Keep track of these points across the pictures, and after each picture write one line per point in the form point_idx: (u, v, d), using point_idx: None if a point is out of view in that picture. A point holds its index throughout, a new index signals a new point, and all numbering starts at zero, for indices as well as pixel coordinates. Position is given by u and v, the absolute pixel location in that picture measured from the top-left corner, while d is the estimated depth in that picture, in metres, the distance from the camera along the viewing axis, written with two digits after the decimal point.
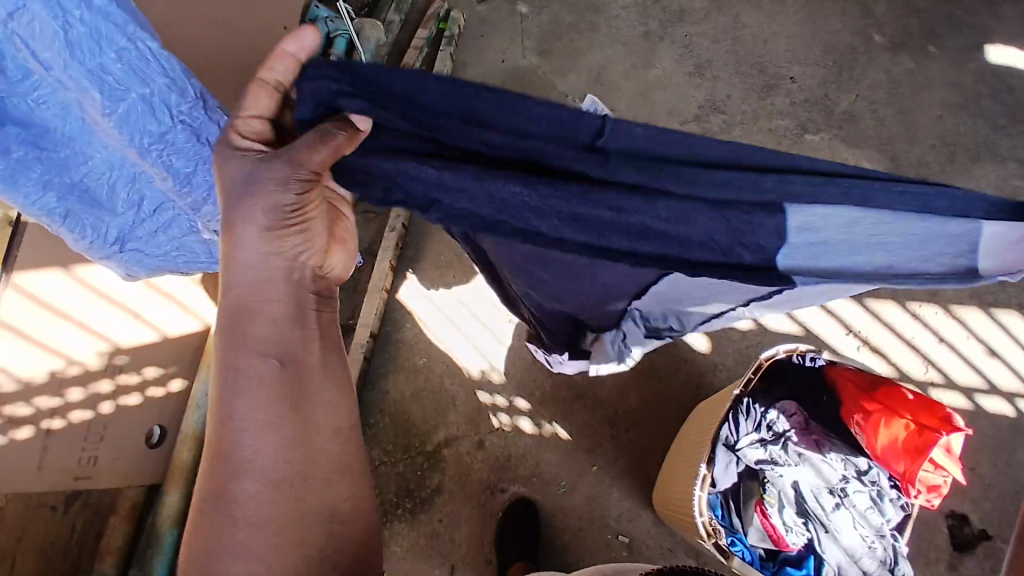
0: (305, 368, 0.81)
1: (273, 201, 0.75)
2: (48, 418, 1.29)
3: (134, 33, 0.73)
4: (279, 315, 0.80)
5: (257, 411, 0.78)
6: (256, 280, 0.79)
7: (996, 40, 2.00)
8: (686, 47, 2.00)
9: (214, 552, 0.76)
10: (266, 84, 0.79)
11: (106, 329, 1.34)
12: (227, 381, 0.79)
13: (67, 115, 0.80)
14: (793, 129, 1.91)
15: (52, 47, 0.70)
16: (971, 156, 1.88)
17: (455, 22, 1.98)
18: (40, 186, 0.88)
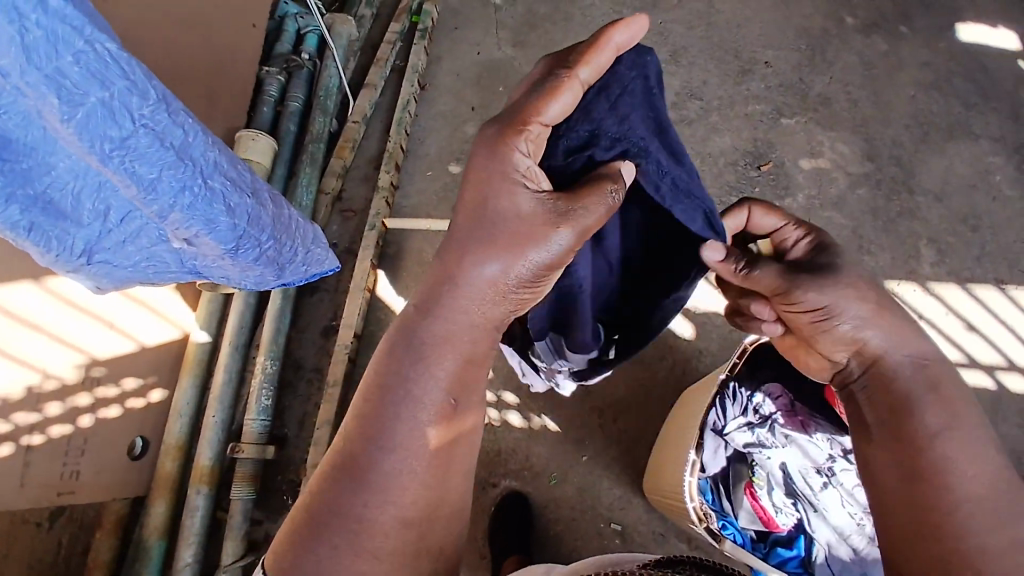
0: (466, 408, 0.75)
1: (527, 261, 0.70)
2: (27, 433, 1.24)
3: (91, 36, 0.73)
4: (466, 350, 0.73)
5: (416, 449, 0.71)
6: (454, 316, 0.72)
7: (965, 19, 2.04)
8: (661, 34, 2.00)
9: (318, 563, 0.70)
10: (572, 90, 0.67)
11: (82, 342, 1.30)
12: (388, 403, 0.72)
13: (28, 124, 0.78)
14: (769, 113, 1.91)
15: (7, 52, 0.68)
16: (944, 135, 1.90)
17: (428, 15, 1.97)
18: (2, 199, 0.84)
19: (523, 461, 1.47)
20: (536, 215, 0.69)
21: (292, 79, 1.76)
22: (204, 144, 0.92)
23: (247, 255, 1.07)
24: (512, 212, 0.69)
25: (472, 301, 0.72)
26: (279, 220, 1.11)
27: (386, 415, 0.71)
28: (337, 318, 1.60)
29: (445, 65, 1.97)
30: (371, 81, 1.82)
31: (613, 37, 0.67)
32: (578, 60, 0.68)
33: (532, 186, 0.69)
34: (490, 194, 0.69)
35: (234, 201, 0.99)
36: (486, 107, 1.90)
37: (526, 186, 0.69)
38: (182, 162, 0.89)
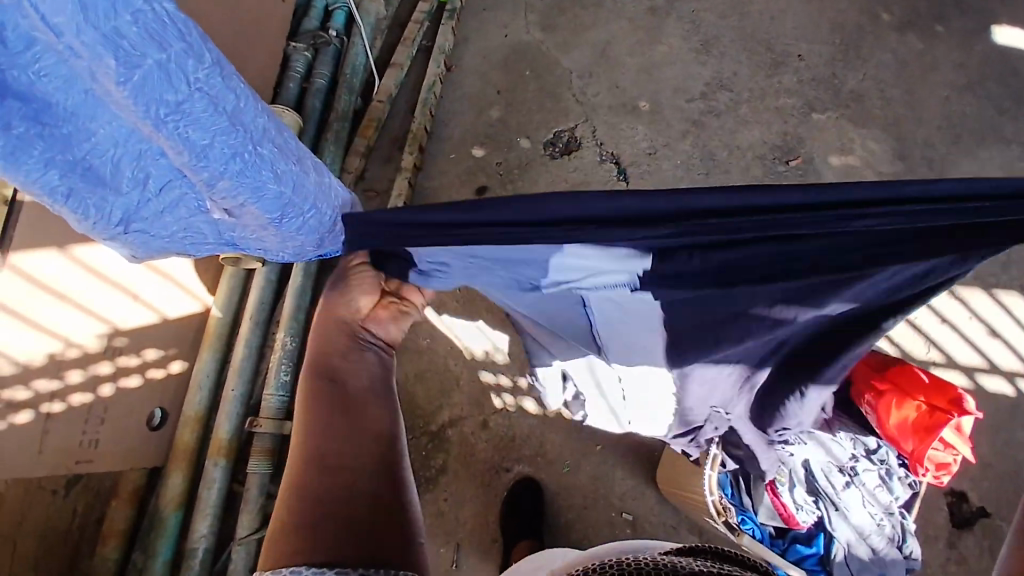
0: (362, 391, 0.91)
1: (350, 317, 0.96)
2: (48, 401, 1.25)
3: None
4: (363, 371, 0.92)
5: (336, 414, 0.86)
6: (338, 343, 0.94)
7: (1004, 18, 1.98)
8: (692, 22, 1.97)
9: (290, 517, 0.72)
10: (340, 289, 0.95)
11: (106, 313, 1.32)
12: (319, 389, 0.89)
13: (70, 86, 0.78)
14: (799, 107, 1.87)
15: (64, 11, 0.66)
16: (977, 138, 1.85)
17: None
18: (42, 164, 0.87)
19: (537, 448, 1.47)
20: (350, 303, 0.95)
21: (319, 55, 1.76)
22: (255, 111, 0.92)
23: (292, 226, 1.05)
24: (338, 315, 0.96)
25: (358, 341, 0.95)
26: (322, 189, 1.08)
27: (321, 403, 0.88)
28: None
29: (472, 46, 1.95)
30: (398, 60, 1.81)
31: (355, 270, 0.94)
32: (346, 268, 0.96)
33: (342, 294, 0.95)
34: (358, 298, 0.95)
35: (282, 168, 0.99)
36: (512, 91, 1.89)
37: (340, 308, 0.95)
38: (234, 129, 0.89)
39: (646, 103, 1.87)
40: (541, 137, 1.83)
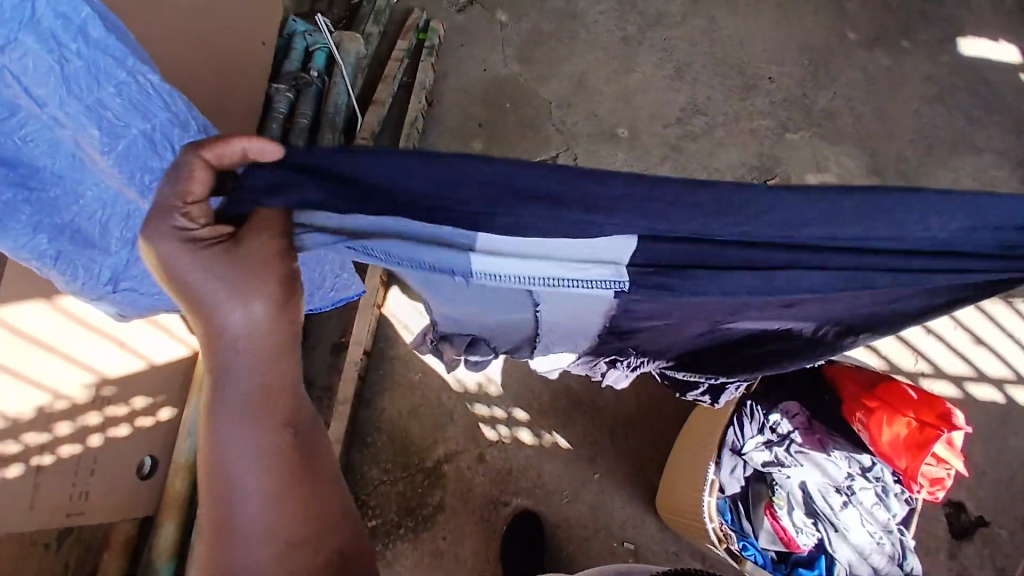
0: (307, 432, 0.72)
1: (260, 283, 0.68)
2: (37, 454, 1.24)
3: (133, 67, 0.75)
4: (260, 397, 0.70)
5: (271, 464, 0.69)
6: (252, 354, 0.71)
7: (966, 32, 2.07)
8: (665, 50, 2.02)
9: None
10: (209, 165, 0.67)
11: (93, 361, 1.32)
12: (225, 419, 0.70)
13: (56, 151, 0.77)
14: (773, 128, 1.93)
15: (47, 84, 0.68)
16: (948, 150, 1.91)
17: (435, 33, 1.99)
18: (30, 228, 0.86)
19: (535, 480, 1.46)
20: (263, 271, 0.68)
21: (301, 96, 1.78)
22: None
23: None
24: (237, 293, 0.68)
25: (241, 359, 0.70)
26: None
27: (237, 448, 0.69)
28: (346, 335, 1.59)
29: (452, 81, 1.99)
30: (380, 97, 1.84)
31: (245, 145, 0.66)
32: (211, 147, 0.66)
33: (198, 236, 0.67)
34: (250, 269, 0.68)
35: None
36: (493, 124, 1.92)
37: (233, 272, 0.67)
38: None
39: (625, 130, 1.91)
40: None
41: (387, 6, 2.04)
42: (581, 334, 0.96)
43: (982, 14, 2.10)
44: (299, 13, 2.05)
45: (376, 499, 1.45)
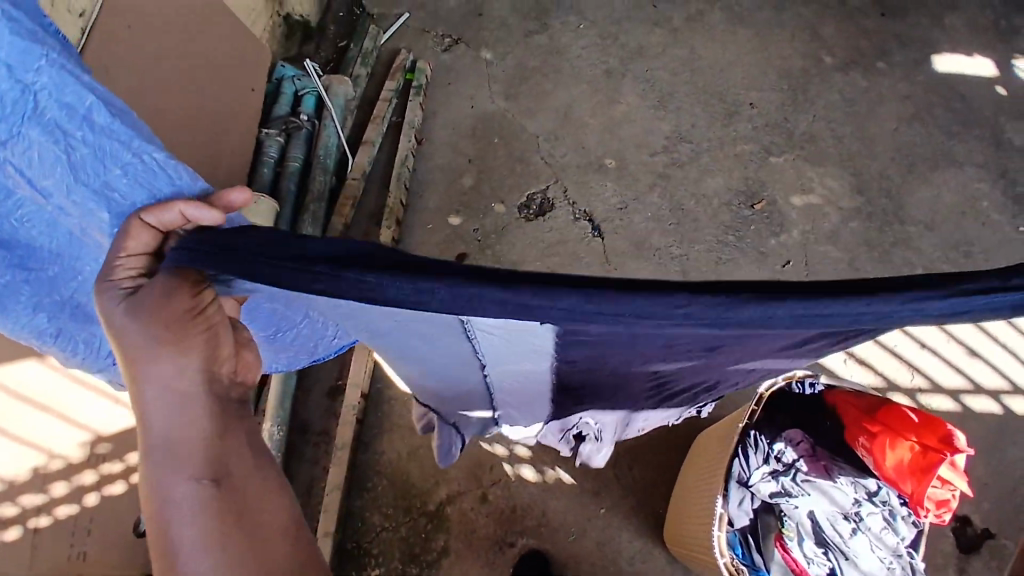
0: (242, 482, 0.67)
1: (169, 326, 0.63)
2: (34, 515, 1.23)
3: (137, 147, 0.78)
4: (186, 446, 0.65)
5: (202, 522, 0.64)
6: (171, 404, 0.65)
7: (940, 50, 2.14)
8: (648, 81, 2.07)
9: None
10: (150, 227, 0.71)
11: (86, 419, 1.30)
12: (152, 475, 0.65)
13: (55, 232, 0.86)
14: (757, 152, 1.96)
15: (52, 174, 0.78)
16: (929, 165, 1.95)
17: (421, 73, 2.04)
18: (30, 308, 0.95)
19: (540, 518, 1.44)
20: (173, 316, 0.63)
21: (291, 139, 1.80)
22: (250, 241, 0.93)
23: (286, 339, 1.11)
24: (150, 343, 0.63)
25: (162, 410, 0.65)
26: None
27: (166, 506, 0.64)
28: (342, 376, 1.58)
29: (440, 119, 2.02)
30: (369, 138, 1.86)
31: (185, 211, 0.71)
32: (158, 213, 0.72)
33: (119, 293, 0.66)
34: (157, 313, 0.63)
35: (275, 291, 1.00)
36: (482, 159, 1.95)
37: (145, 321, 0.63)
38: None
39: (612, 160, 1.94)
40: (515, 201, 1.88)
41: (374, 49, 2.08)
42: (539, 384, 0.99)
43: (952, 32, 2.17)
44: (286, 58, 2.08)
45: (378, 546, 1.42)
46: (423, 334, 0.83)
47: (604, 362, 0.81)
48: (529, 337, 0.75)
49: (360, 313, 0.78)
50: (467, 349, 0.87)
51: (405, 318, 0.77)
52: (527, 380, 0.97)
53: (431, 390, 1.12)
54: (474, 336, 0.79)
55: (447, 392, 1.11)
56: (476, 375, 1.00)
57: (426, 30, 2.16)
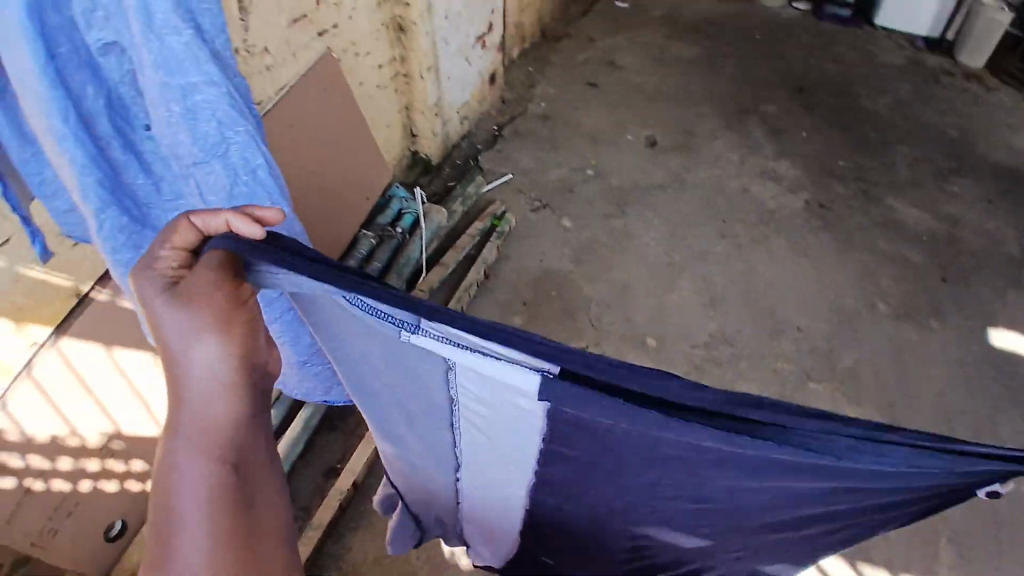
0: (253, 475, 0.79)
1: (225, 324, 0.72)
2: (32, 477, 1.30)
3: (277, 198, 1.11)
4: (215, 436, 0.75)
5: (214, 504, 0.75)
6: (210, 393, 0.73)
7: (998, 324, 2.19)
8: (704, 281, 2.25)
9: None
10: (194, 226, 0.75)
11: (117, 413, 1.44)
12: (179, 454, 0.74)
13: None
14: (796, 374, 2.01)
15: (217, 195, 1.06)
16: (973, 434, 1.91)
17: (507, 223, 2.32)
18: None
19: None
20: (228, 315, 0.72)
21: (381, 244, 2.07)
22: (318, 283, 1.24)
23: (313, 369, 1.19)
24: (200, 334, 0.71)
25: (199, 394, 0.73)
26: None
27: (185, 483, 0.74)
28: (342, 461, 1.64)
29: (510, 264, 2.26)
30: (446, 261, 2.11)
31: (226, 220, 0.76)
32: (200, 215, 0.75)
33: (168, 283, 0.73)
34: (212, 309, 0.71)
35: None
36: (535, 306, 2.13)
37: (200, 314, 0.71)
38: None
39: (653, 340, 2.06)
40: None
41: (475, 194, 2.42)
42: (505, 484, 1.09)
43: (1014, 311, 2.23)
44: (404, 183, 2.47)
45: None
46: (424, 403, 1.00)
47: (579, 469, 0.97)
48: (512, 420, 0.91)
49: (373, 348, 0.92)
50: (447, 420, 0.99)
51: (418, 379, 0.95)
52: (494, 471, 1.06)
53: (410, 477, 1.24)
54: (468, 415, 0.96)
55: (421, 483, 1.23)
56: (453, 468, 1.13)
57: (522, 191, 2.50)
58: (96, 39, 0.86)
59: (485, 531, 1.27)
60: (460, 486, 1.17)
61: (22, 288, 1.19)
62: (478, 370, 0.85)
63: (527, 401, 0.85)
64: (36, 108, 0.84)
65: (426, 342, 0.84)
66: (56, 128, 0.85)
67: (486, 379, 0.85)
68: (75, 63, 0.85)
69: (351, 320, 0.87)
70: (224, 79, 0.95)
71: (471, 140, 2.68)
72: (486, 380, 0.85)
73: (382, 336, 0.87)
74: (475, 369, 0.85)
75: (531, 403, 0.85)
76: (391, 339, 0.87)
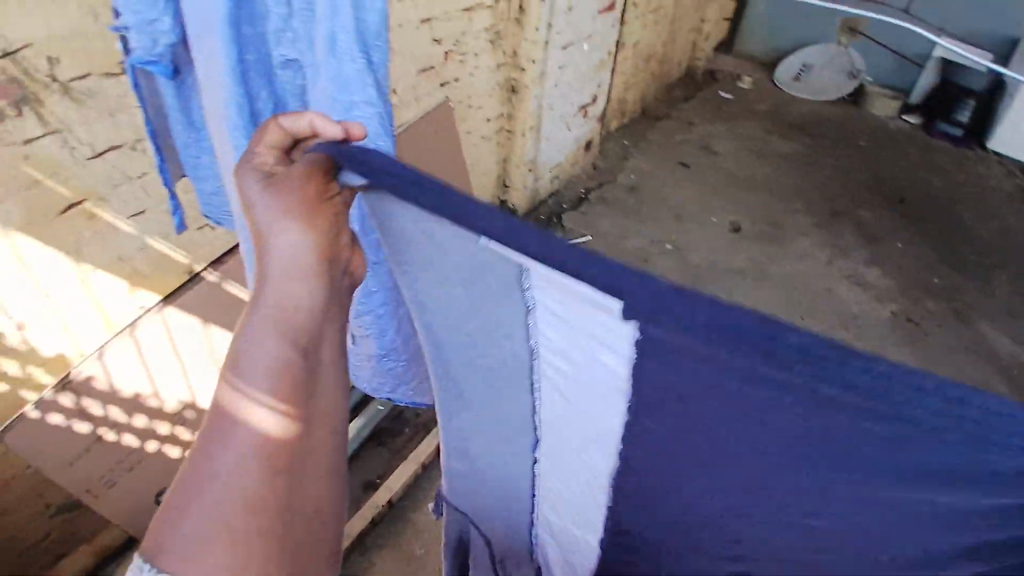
0: (317, 365, 0.79)
1: (318, 209, 0.74)
2: (107, 428, 1.40)
3: None
4: (292, 317, 0.75)
5: (277, 383, 0.74)
6: (296, 271, 0.75)
7: None
8: None
9: (197, 497, 0.70)
10: (282, 127, 0.73)
11: (194, 384, 1.54)
12: (254, 327, 0.75)
13: None
14: None
15: None
16: None
17: None
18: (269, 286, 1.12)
19: None
20: (322, 201, 0.74)
21: None
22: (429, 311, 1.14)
23: (387, 366, 1.15)
24: (294, 214, 0.73)
25: (285, 272, 0.74)
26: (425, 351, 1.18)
27: (254, 356, 0.74)
28: (382, 477, 1.66)
29: None
30: None
31: (312, 117, 0.72)
32: (291, 115, 0.73)
33: (265, 171, 0.74)
34: (306, 195, 0.73)
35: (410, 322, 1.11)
36: None
37: (296, 194, 0.72)
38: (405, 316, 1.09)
39: None
40: None
41: None
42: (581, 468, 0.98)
43: None
44: None
45: None
46: (501, 369, 0.93)
47: (668, 464, 0.87)
48: (597, 382, 0.81)
49: (447, 289, 0.84)
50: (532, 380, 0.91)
51: (497, 338, 0.88)
52: (570, 448, 0.96)
53: (476, 475, 1.16)
54: (550, 379, 0.88)
55: (492, 479, 1.15)
56: (529, 454, 1.05)
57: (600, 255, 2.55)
58: (279, 44, 0.86)
59: (559, 537, 1.17)
60: (536, 477, 1.08)
61: (147, 257, 1.33)
62: (567, 315, 0.75)
63: (611, 354, 0.74)
64: (220, 98, 0.86)
65: (506, 274, 0.75)
66: (233, 121, 0.86)
67: (575, 327, 0.76)
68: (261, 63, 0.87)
69: (419, 251, 0.79)
70: (383, 103, 0.91)
71: (558, 199, 2.78)
72: (577, 329, 0.75)
73: (458, 267, 0.78)
74: (562, 315, 0.75)
75: (619, 361, 0.74)
76: (468, 272, 0.79)
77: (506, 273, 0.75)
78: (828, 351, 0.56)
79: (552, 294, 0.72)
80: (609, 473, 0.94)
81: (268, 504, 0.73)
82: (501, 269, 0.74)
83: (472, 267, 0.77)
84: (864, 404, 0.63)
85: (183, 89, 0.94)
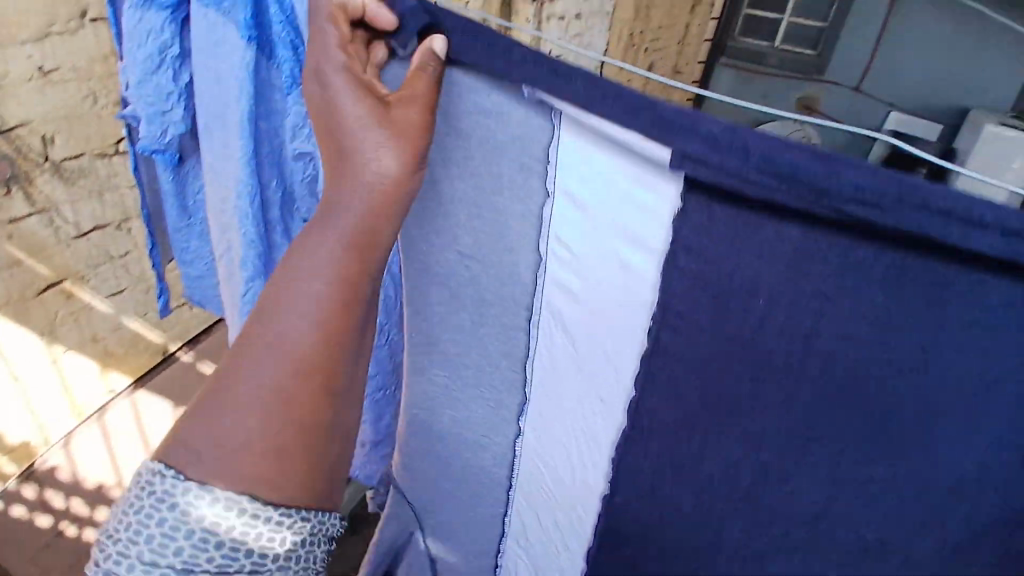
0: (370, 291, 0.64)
1: (405, 117, 0.60)
2: (69, 521, 1.31)
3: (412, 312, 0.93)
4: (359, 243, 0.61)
5: (328, 313, 0.60)
6: (370, 190, 0.60)
7: None
8: None
9: (208, 429, 0.57)
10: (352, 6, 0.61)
11: None
12: (314, 246, 0.60)
13: None
14: None
15: None
16: None
17: None
18: None
19: None
20: (408, 108, 0.60)
21: None
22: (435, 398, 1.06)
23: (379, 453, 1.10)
24: (378, 119, 0.60)
25: (360, 189, 0.60)
26: None
27: (308, 281, 0.60)
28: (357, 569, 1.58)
29: None
30: None
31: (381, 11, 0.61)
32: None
33: (339, 58, 0.60)
34: (394, 112, 0.60)
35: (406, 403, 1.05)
36: None
37: (379, 98, 0.60)
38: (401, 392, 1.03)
39: None
40: None
41: None
42: (583, 462, 0.78)
43: None
44: None
45: None
46: (501, 301, 0.75)
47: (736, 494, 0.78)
48: (627, 312, 0.64)
49: (463, 191, 0.70)
50: (532, 323, 0.74)
51: (499, 251, 0.72)
52: (582, 430, 0.76)
53: (444, 462, 0.97)
54: (552, 301, 0.70)
55: (460, 466, 0.96)
56: (511, 432, 0.86)
57: None
58: (294, 138, 0.79)
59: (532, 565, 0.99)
60: (517, 459, 0.89)
61: (120, 338, 1.35)
62: (602, 203, 0.62)
63: (645, 248, 0.60)
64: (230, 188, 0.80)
65: (540, 158, 0.64)
66: (241, 213, 0.80)
67: (609, 226, 0.63)
68: (274, 154, 0.81)
69: (461, 150, 0.67)
70: None
71: None
72: (614, 224, 0.62)
73: (479, 162, 0.67)
74: (595, 209, 0.63)
75: (652, 248, 0.60)
76: (485, 166, 0.67)
77: (537, 151, 0.64)
78: (892, 192, 0.45)
79: (587, 170, 0.62)
80: (613, 450, 0.73)
81: (283, 463, 0.59)
82: (529, 149, 0.64)
83: (495, 156, 0.66)
84: (933, 315, 0.52)
85: (179, 178, 0.90)
